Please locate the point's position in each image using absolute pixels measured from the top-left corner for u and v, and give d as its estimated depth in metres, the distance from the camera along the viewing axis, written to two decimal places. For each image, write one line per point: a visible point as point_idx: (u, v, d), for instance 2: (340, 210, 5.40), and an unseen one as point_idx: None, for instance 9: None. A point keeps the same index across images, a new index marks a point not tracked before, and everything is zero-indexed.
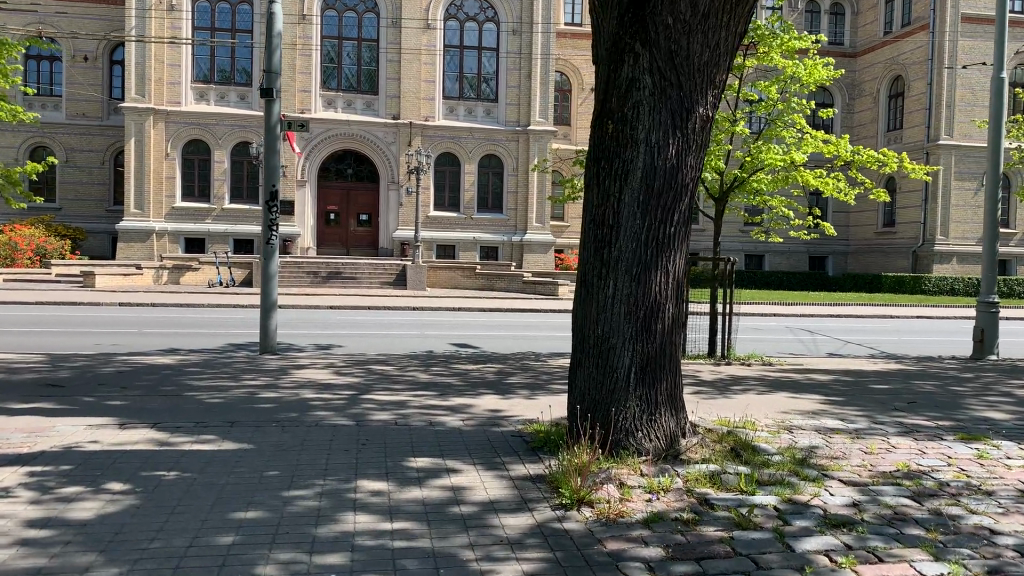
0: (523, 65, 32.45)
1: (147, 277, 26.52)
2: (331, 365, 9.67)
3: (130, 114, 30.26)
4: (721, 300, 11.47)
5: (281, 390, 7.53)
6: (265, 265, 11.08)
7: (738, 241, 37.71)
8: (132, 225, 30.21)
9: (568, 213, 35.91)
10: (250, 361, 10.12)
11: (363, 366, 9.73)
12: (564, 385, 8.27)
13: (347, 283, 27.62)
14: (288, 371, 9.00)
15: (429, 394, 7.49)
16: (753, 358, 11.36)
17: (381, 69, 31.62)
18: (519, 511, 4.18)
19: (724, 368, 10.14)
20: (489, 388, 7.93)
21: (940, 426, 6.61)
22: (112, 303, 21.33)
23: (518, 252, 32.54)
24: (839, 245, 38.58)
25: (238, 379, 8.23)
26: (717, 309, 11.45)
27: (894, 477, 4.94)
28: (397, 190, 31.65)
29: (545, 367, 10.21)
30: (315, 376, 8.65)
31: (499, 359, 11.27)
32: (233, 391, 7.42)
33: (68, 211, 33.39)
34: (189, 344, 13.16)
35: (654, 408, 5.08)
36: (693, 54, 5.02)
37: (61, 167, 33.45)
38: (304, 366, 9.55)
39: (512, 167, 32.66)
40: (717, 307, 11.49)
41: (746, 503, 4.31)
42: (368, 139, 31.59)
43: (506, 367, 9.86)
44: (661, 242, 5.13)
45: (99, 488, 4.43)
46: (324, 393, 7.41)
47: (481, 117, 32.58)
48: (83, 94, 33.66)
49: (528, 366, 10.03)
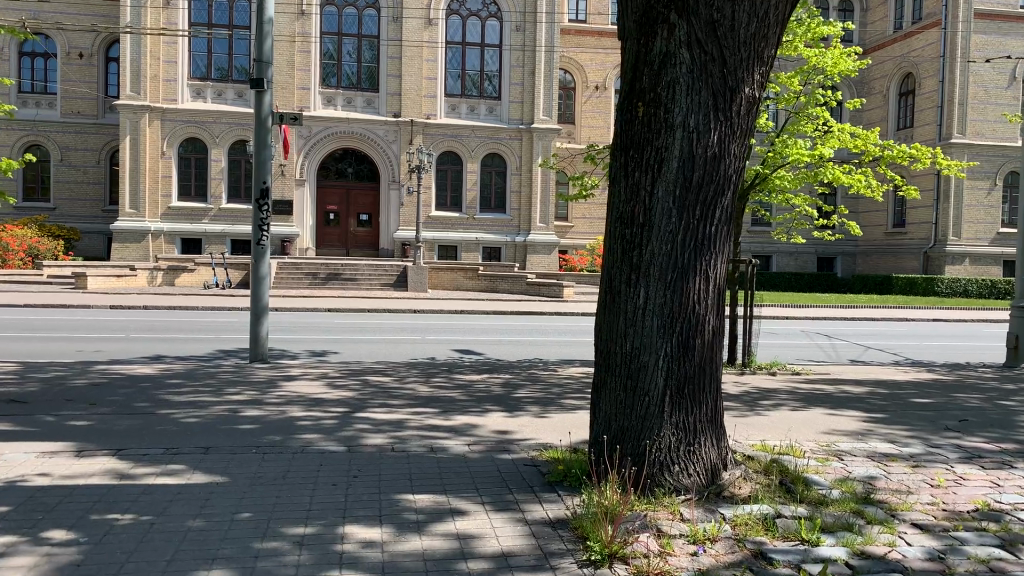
0: (526, 62, 31.76)
1: (141, 278, 25.85)
2: (325, 376, 8.96)
3: (125, 111, 29.56)
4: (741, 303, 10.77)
5: (267, 407, 6.82)
6: (255, 268, 10.39)
7: (744, 241, 36.96)
8: (126, 225, 29.54)
9: (572, 213, 35.25)
10: (238, 371, 9.43)
11: (359, 377, 9.01)
12: (577, 400, 7.56)
13: (346, 284, 26.92)
14: (276, 383, 8.29)
15: (431, 411, 6.78)
16: (776, 367, 10.64)
17: (382, 66, 30.96)
18: (539, 570, 3.46)
19: (747, 379, 9.44)
20: (496, 404, 7.23)
21: (1005, 451, 5.89)
22: (103, 305, 20.63)
23: (521, 252, 31.83)
24: (848, 245, 37.79)
25: (221, 394, 7.53)
26: (737, 313, 10.75)
27: (976, 519, 4.20)
28: (398, 189, 31.00)
29: (554, 377, 9.50)
30: (305, 389, 7.94)
31: (505, 368, 10.54)
32: (213, 409, 6.72)
33: (62, 210, 32.69)
34: (176, 350, 12.47)
35: (692, 438, 4.38)
36: (739, 24, 4.29)
37: (55, 166, 32.74)
38: (295, 377, 8.85)
39: (515, 166, 31.96)
40: (737, 311, 10.78)
41: (812, 557, 3.59)
42: (368, 137, 30.89)
43: (513, 378, 9.16)
44: (701, 244, 4.42)
45: (36, 538, 3.71)
46: (314, 410, 6.70)
47: (484, 115, 31.91)
48: (77, 92, 32.94)
49: (537, 377, 9.33)
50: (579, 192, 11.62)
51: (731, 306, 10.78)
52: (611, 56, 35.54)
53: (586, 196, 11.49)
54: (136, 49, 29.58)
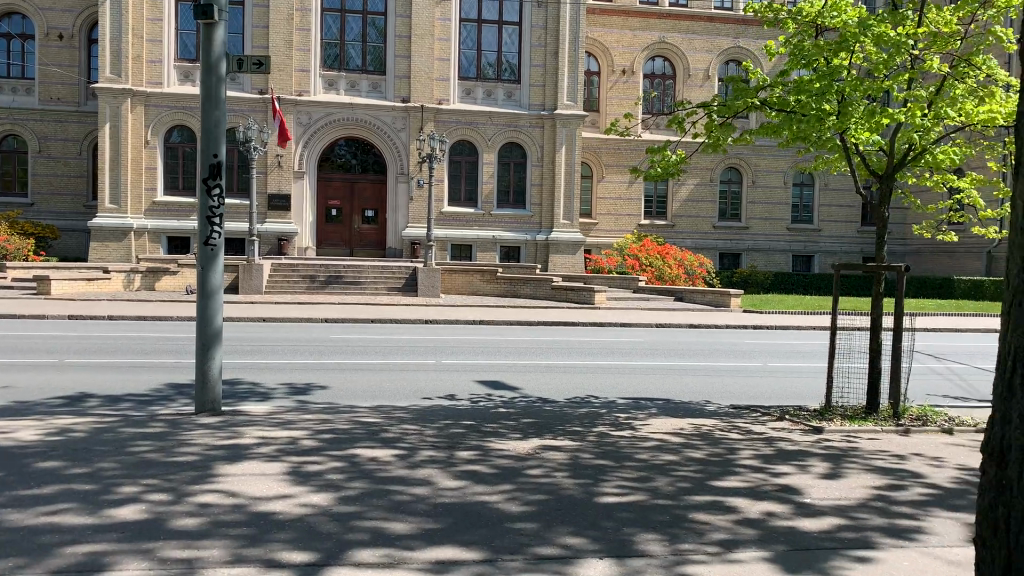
0: (548, 41, 28.69)
1: (115, 283, 22.86)
2: (292, 449, 5.78)
3: (104, 95, 26.51)
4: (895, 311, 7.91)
5: (163, 551, 3.66)
6: (202, 280, 7.29)
7: (784, 241, 33.61)
8: (106, 222, 26.48)
9: (596, 210, 32.33)
10: (163, 436, 6.27)
11: (345, 450, 5.81)
12: (712, 514, 4.41)
13: (349, 288, 23.83)
14: (208, 470, 5.11)
15: (467, 559, 3.62)
16: (938, 418, 7.67)
17: (388, 45, 27.77)
18: None
19: (925, 455, 6.23)
20: (579, 530, 4.05)
21: None
22: (60, 314, 17.56)
23: (543, 252, 28.70)
24: (896, 246, 34.53)
25: (101, 502, 4.37)
26: (900, 323, 7.85)
27: None
28: (407, 182, 27.88)
29: (637, 444, 6.32)
30: (250, 485, 4.79)
31: (559, 421, 7.36)
32: (60, 557, 3.57)
33: (40, 206, 29.63)
34: (107, 386, 9.33)
35: None
36: None
37: (33, 157, 29.69)
38: (247, 452, 5.66)
39: (537, 157, 28.74)
40: (893, 322, 7.87)
41: None
42: (375, 125, 27.75)
43: (581, 450, 6.00)
44: None
45: None
46: (248, 563, 3.54)
47: (502, 101, 28.69)
48: (57, 77, 29.81)
49: (613, 447, 6.16)
50: (660, 170, 8.65)
51: (876, 315, 7.94)
52: (638, 37, 32.28)
53: (674, 174, 8.43)
54: (116, 26, 26.54)
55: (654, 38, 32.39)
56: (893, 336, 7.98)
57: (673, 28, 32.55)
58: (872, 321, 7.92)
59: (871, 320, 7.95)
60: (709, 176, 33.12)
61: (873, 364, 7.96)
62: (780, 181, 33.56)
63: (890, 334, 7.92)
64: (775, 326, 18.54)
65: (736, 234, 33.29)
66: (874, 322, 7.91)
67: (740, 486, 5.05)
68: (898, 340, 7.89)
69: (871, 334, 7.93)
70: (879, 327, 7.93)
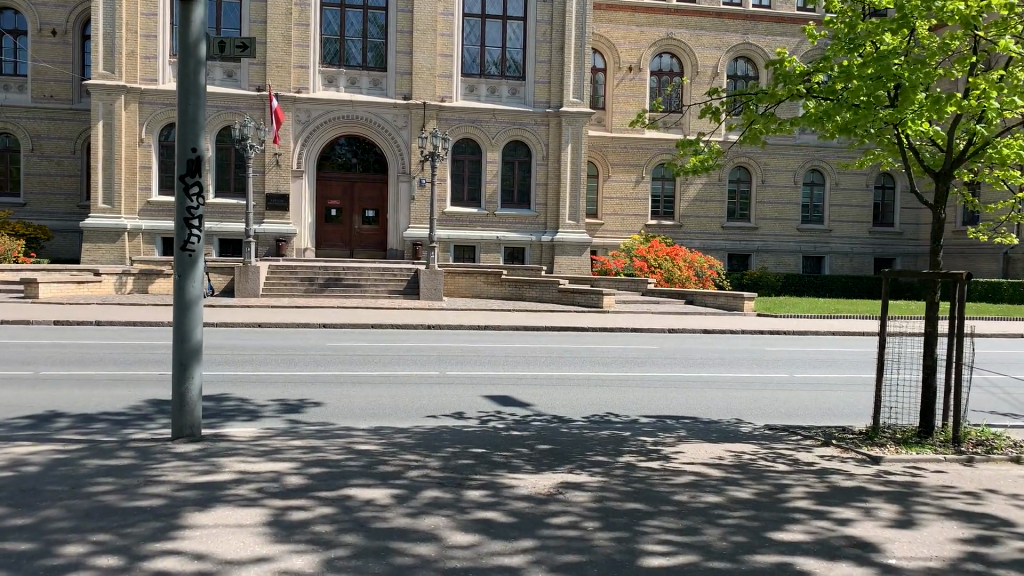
0: (553, 36, 27.87)
1: (105, 285, 22.06)
2: (277, 490, 4.99)
3: (97, 93, 25.74)
4: (950, 318, 7.14)
5: None
6: (179, 290, 6.48)
7: (794, 242, 32.80)
8: (98, 223, 25.70)
9: (601, 210, 31.54)
10: (129, 470, 5.48)
11: (337, 489, 5.02)
12: None
13: (349, 291, 23.07)
14: (175, 520, 4.32)
15: None
16: (1000, 442, 6.89)
17: (389, 41, 26.95)
18: None
19: (1005, 495, 5.43)
20: None
21: None
22: (47, 320, 16.79)
23: (548, 253, 27.92)
24: (908, 246, 33.79)
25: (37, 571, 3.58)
26: (957, 330, 7.05)
27: None
28: (408, 181, 27.09)
29: (671, 480, 5.51)
30: (223, 541, 4.00)
31: (579, 448, 6.56)
32: None
33: (33, 207, 28.83)
34: (80, 404, 8.51)
35: None
36: None
37: (26, 156, 28.93)
38: (222, 494, 4.86)
39: (542, 156, 27.94)
40: (949, 330, 7.08)
41: None
42: (375, 122, 26.97)
43: (610, 488, 5.20)
44: None
45: None
46: None
47: (506, 98, 27.90)
48: (50, 75, 29.02)
49: (646, 484, 5.35)
50: (697, 167, 8.16)
51: (930, 322, 7.15)
52: (645, 33, 31.47)
53: (709, 168, 8.06)
54: (110, 20, 25.79)
55: (662, 34, 31.57)
56: (949, 345, 7.19)
57: (680, 24, 31.73)
58: (925, 328, 7.13)
59: (926, 328, 7.16)
60: (717, 175, 32.28)
61: (927, 379, 7.17)
62: (790, 180, 32.75)
63: (948, 342, 7.12)
64: (793, 331, 17.74)
65: (746, 234, 32.47)
66: (928, 328, 7.12)
67: (804, 540, 4.26)
68: (955, 348, 7.11)
69: (925, 343, 7.14)
70: (932, 333, 7.16)
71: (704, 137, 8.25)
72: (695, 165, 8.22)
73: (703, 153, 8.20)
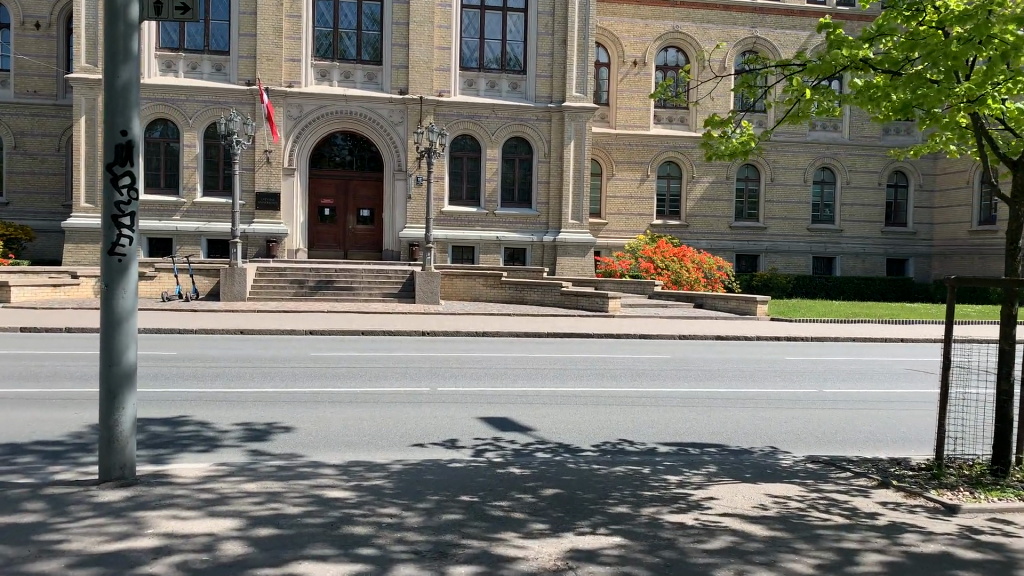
0: (556, 28, 26.72)
1: (84, 288, 21.08)
2: (204, 567, 3.84)
3: (79, 87, 24.62)
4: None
5: None
6: (107, 303, 5.36)
7: (804, 243, 31.63)
8: (80, 223, 24.52)
9: (605, 210, 30.37)
10: (22, 532, 4.32)
11: (283, 565, 3.89)
12: None
13: (341, 294, 21.92)
14: None
15: None
16: None
17: (386, 33, 25.78)
18: None
19: None
20: None
21: None
22: (14, 327, 15.66)
23: (550, 254, 26.76)
24: (921, 246, 32.64)
25: None
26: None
27: None
28: (404, 179, 25.95)
29: (709, 544, 4.36)
30: None
31: (591, 493, 5.41)
32: None
33: (16, 206, 27.73)
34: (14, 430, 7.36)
35: None
36: None
37: (8, 154, 27.81)
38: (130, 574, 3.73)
39: (543, 154, 26.84)
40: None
41: None
42: (369, 117, 25.80)
43: (632, 560, 4.05)
44: None
45: None
46: None
47: (506, 93, 26.77)
48: (34, 68, 27.88)
49: (679, 552, 4.21)
50: (729, 150, 7.10)
51: (1007, 334, 6.02)
52: (651, 27, 30.34)
53: (745, 152, 7.03)
54: (93, 11, 24.71)
55: (668, 27, 30.43)
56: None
57: (686, 17, 30.59)
58: (1002, 342, 6.00)
59: (1002, 342, 6.02)
60: (725, 173, 31.09)
61: (1006, 403, 6.03)
62: (801, 178, 31.58)
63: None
64: (811, 338, 16.58)
65: (754, 235, 31.33)
66: (1006, 342, 5.99)
67: None
68: None
69: (1002, 358, 6.00)
70: (1009, 346, 6.02)
71: (734, 119, 7.19)
72: (725, 151, 7.17)
73: (736, 137, 7.17)
